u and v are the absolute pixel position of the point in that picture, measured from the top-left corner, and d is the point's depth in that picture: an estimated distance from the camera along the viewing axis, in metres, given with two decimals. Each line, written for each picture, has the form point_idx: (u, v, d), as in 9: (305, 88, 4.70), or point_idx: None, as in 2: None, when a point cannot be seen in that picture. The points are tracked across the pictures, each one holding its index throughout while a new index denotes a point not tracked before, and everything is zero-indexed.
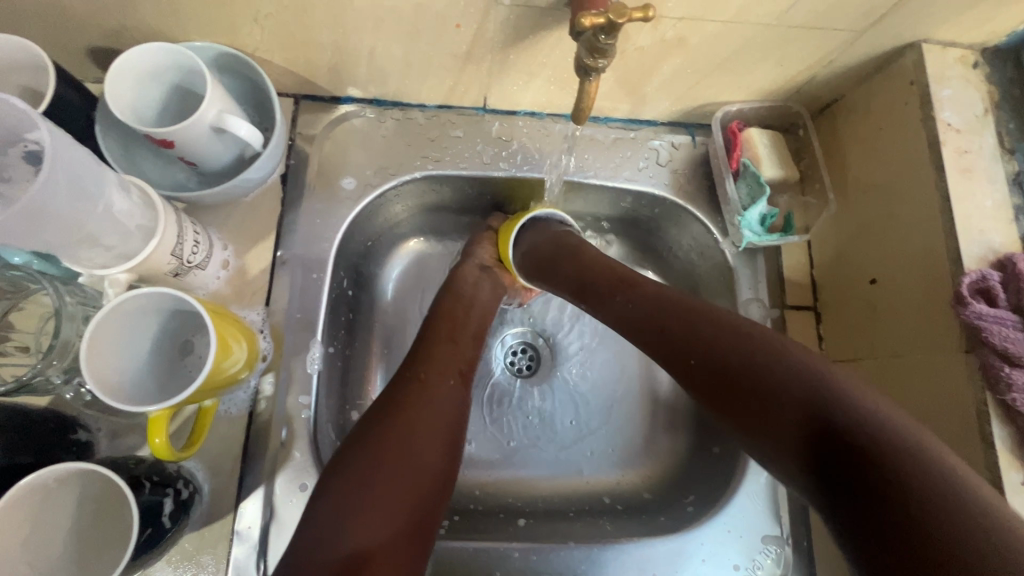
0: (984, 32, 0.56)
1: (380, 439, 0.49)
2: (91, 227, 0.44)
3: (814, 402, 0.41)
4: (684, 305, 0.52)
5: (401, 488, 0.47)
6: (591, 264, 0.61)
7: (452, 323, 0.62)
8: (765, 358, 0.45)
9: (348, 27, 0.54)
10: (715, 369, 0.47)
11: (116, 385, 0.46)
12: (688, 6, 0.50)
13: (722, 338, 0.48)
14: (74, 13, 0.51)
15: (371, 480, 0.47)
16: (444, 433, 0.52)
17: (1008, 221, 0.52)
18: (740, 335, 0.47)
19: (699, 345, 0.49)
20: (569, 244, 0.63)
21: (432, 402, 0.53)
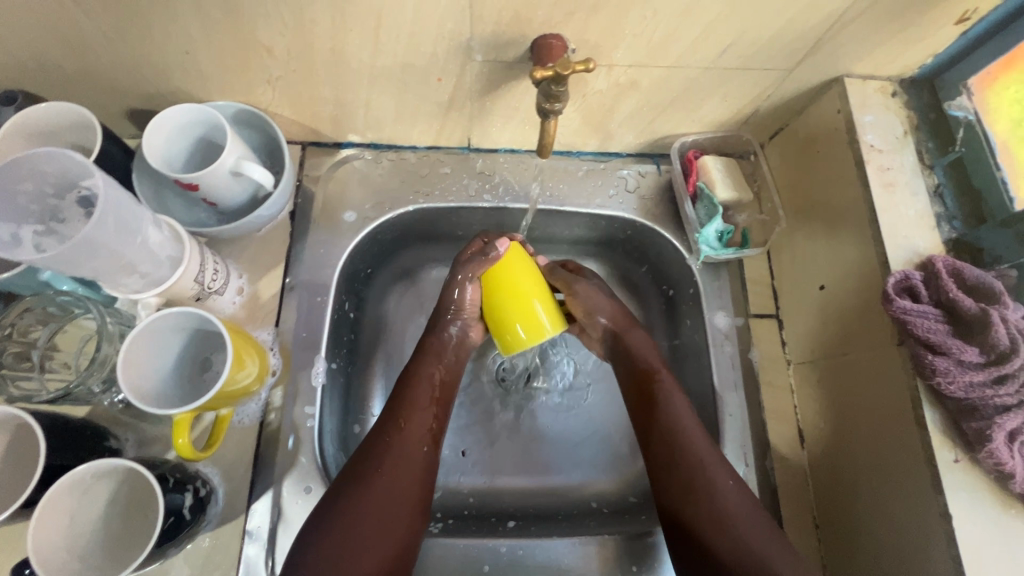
0: (898, 66, 0.64)
1: (362, 489, 0.56)
2: (130, 257, 0.52)
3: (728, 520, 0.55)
4: (706, 456, 0.59)
5: (379, 539, 0.55)
6: (645, 358, 0.67)
7: (432, 382, 0.66)
8: (771, 548, 0.53)
9: (348, 84, 0.63)
10: (718, 535, 0.54)
11: (146, 395, 0.53)
12: (634, 55, 0.59)
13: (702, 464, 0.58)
14: (118, 80, 0.61)
15: (353, 530, 0.54)
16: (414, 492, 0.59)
17: (930, 227, 0.60)
18: (736, 490, 0.57)
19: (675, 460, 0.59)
20: (621, 327, 0.69)
21: (406, 463, 0.59)
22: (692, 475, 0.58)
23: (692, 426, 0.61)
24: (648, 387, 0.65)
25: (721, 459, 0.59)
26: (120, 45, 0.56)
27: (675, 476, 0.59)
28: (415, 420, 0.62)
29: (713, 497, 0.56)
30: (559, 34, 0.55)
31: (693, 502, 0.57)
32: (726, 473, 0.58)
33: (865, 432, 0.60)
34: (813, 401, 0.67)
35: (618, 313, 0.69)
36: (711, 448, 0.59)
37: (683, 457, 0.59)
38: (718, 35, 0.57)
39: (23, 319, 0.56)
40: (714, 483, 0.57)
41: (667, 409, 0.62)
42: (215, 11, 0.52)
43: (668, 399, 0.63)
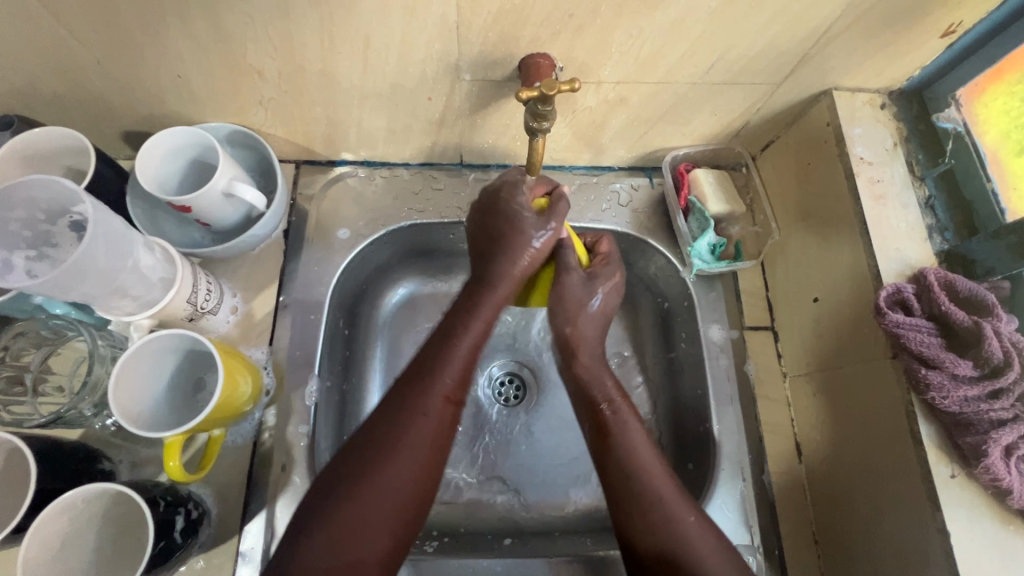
0: (886, 79, 0.64)
1: (376, 461, 0.51)
2: (122, 280, 0.52)
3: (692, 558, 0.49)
4: (662, 487, 0.53)
5: (390, 509, 0.50)
6: (597, 386, 0.60)
7: (468, 348, 0.57)
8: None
9: (339, 105, 0.64)
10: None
11: (137, 418, 0.53)
12: (621, 72, 0.59)
13: (659, 494, 0.53)
14: (113, 104, 0.62)
15: (365, 496, 0.49)
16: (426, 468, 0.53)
17: (922, 239, 0.60)
18: (697, 524, 0.52)
19: (630, 493, 0.53)
20: (575, 347, 0.62)
21: (426, 434, 0.53)
22: (648, 509, 0.52)
23: (650, 460, 0.55)
24: (600, 416, 0.59)
25: (682, 496, 0.53)
26: (114, 71, 0.56)
27: (633, 510, 0.53)
28: (445, 383, 0.55)
29: (673, 532, 0.51)
30: (546, 54, 0.56)
31: (655, 543, 0.51)
32: (688, 509, 0.52)
33: (862, 446, 0.59)
34: (810, 415, 0.66)
35: (586, 325, 0.62)
36: (672, 484, 0.54)
37: (640, 487, 0.53)
38: (704, 51, 0.57)
39: (16, 343, 0.56)
40: (674, 516, 0.52)
41: (622, 439, 0.57)
42: (206, 37, 0.53)
43: (621, 426, 0.57)
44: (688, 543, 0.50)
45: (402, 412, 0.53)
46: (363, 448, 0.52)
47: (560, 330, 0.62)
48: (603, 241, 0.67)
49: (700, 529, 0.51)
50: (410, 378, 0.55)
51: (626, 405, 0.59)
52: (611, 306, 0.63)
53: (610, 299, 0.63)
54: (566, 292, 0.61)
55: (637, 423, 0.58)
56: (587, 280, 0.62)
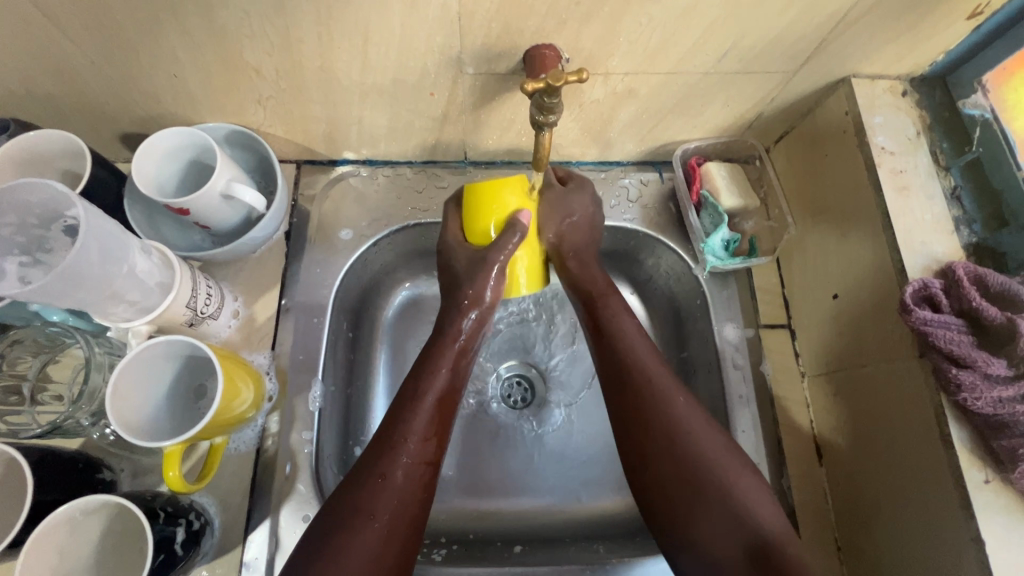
0: (908, 64, 0.61)
1: (347, 529, 0.50)
2: (117, 285, 0.51)
3: (669, 428, 0.55)
4: (645, 367, 0.58)
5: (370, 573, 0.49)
6: (590, 281, 0.64)
7: (430, 406, 0.58)
8: (724, 462, 0.53)
9: (339, 102, 0.62)
10: (659, 440, 0.54)
11: (136, 426, 0.52)
12: (631, 62, 0.57)
13: (644, 374, 0.57)
14: (109, 106, 0.60)
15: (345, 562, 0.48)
16: (396, 535, 0.52)
17: (948, 232, 0.57)
18: (679, 398, 0.56)
19: (623, 373, 0.58)
20: (568, 252, 0.64)
21: (392, 500, 0.53)
22: (634, 386, 0.57)
23: (642, 353, 0.59)
24: (594, 311, 0.63)
25: (673, 383, 0.57)
26: (108, 71, 0.55)
27: (620, 392, 0.58)
28: (410, 447, 0.56)
29: (657, 405, 0.56)
30: (552, 44, 0.54)
31: (637, 412, 0.56)
32: (678, 394, 0.56)
33: (887, 449, 0.57)
34: (830, 416, 0.64)
35: (572, 236, 0.64)
36: (664, 372, 0.58)
37: (629, 366, 0.58)
38: (717, 39, 0.54)
39: (12, 350, 0.56)
40: (656, 391, 0.56)
41: (613, 331, 0.61)
42: (201, 35, 0.51)
43: (612, 313, 0.62)
44: (665, 416, 0.55)
45: (368, 476, 0.53)
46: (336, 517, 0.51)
47: (555, 242, 0.63)
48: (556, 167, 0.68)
49: (680, 403, 0.56)
50: (376, 444, 0.56)
51: (618, 299, 0.63)
52: (594, 212, 0.66)
53: (589, 204, 0.65)
54: (551, 202, 0.63)
55: (631, 312, 0.63)
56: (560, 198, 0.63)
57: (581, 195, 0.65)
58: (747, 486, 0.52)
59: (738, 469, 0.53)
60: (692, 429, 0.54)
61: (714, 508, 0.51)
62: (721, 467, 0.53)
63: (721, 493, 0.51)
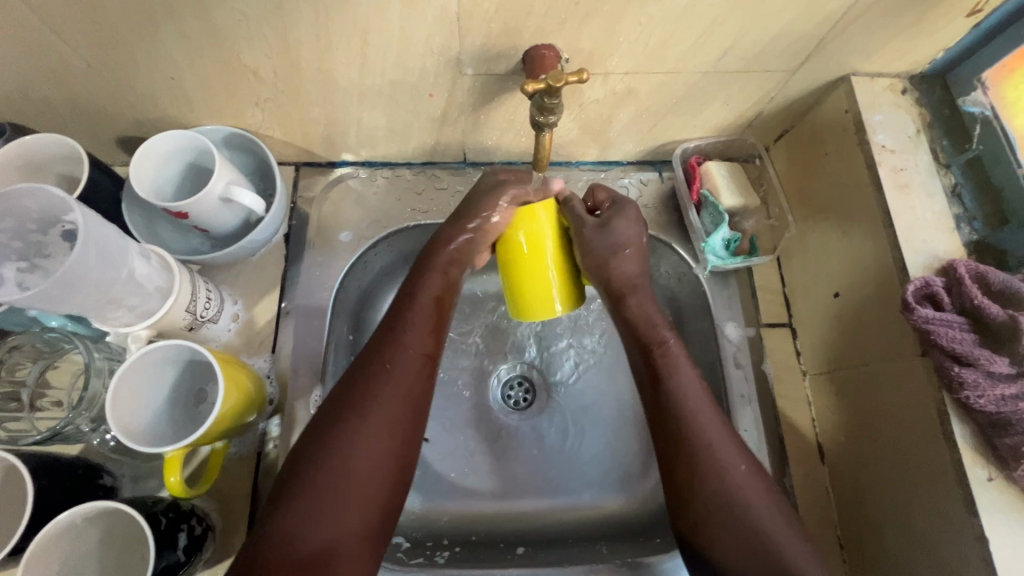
0: (907, 62, 0.61)
1: (353, 414, 0.51)
2: (115, 291, 0.51)
3: (724, 494, 0.52)
4: (707, 428, 0.54)
5: (366, 477, 0.49)
6: (648, 323, 0.59)
7: (429, 303, 0.58)
8: (781, 534, 0.50)
9: (338, 104, 0.62)
10: (713, 508, 0.52)
11: (137, 432, 0.52)
12: (631, 62, 0.56)
13: (700, 435, 0.54)
14: (107, 110, 0.60)
15: (343, 462, 0.49)
16: (401, 422, 0.52)
17: (949, 230, 0.57)
18: (738, 463, 0.53)
19: (679, 434, 0.54)
20: (624, 290, 0.60)
21: (398, 385, 0.53)
22: (692, 449, 0.53)
23: (701, 411, 0.55)
24: (651, 359, 0.58)
25: (732, 443, 0.54)
26: (104, 74, 0.55)
27: (677, 453, 0.54)
28: (412, 339, 0.55)
29: (716, 471, 0.52)
30: (551, 44, 0.53)
31: (692, 477, 0.53)
32: (738, 459, 0.53)
33: (889, 447, 0.57)
34: (832, 415, 0.64)
35: (622, 271, 0.59)
36: (723, 432, 0.54)
37: (686, 426, 0.54)
38: (717, 38, 0.54)
39: (10, 357, 0.55)
40: (714, 456, 0.53)
41: (675, 384, 0.56)
42: (199, 37, 0.51)
43: (675, 367, 0.57)
44: (721, 483, 0.52)
45: (373, 364, 0.54)
46: (338, 404, 0.52)
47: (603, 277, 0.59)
48: (599, 189, 0.65)
49: (737, 469, 0.53)
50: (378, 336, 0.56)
51: (678, 348, 0.58)
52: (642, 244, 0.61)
53: (638, 237, 0.61)
54: (590, 247, 0.58)
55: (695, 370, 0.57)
56: (604, 228, 0.59)
57: (630, 222, 0.60)
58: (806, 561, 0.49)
59: (795, 543, 0.50)
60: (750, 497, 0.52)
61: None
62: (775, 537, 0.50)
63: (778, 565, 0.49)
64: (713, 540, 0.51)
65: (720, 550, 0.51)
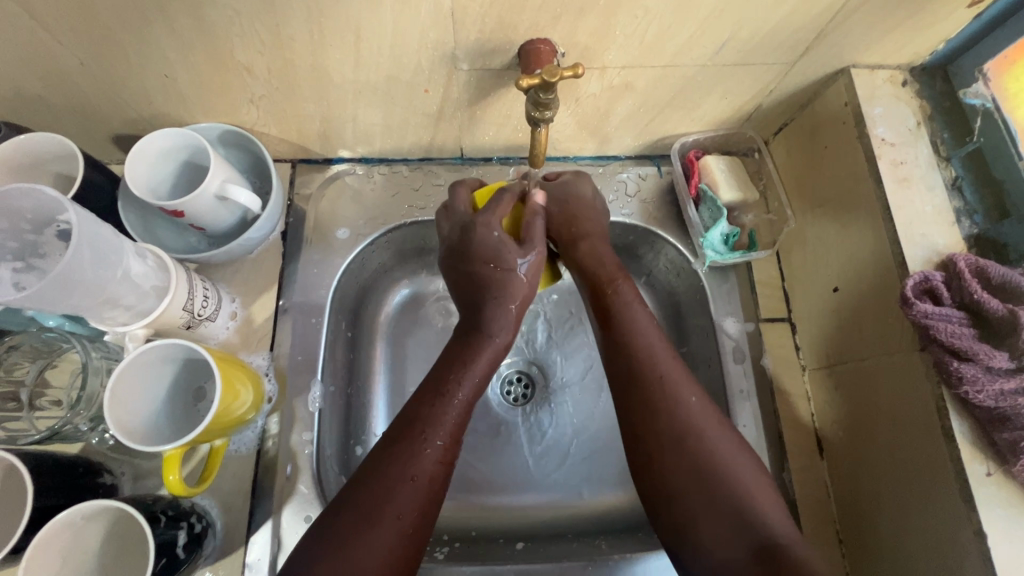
0: (908, 54, 0.61)
1: (362, 519, 0.47)
2: (111, 291, 0.51)
3: (675, 422, 0.53)
4: (656, 356, 0.56)
5: (401, 507, 0.49)
6: (602, 267, 0.61)
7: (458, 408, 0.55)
8: (731, 462, 0.51)
9: (333, 100, 0.61)
10: (664, 436, 0.52)
11: (135, 431, 0.52)
12: (627, 55, 0.56)
13: (650, 366, 0.55)
14: (101, 108, 0.60)
15: (387, 494, 0.49)
16: (411, 524, 0.49)
17: (949, 223, 0.57)
18: (687, 390, 0.54)
19: (631, 365, 0.56)
20: (579, 232, 0.63)
21: (412, 492, 0.50)
22: (644, 377, 0.55)
23: (651, 345, 0.57)
24: (605, 299, 0.60)
25: (685, 376, 0.55)
26: (97, 73, 0.54)
27: (630, 384, 0.55)
28: (435, 444, 0.52)
29: (666, 398, 0.54)
30: (547, 39, 0.53)
31: (643, 405, 0.54)
32: (689, 389, 0.54)
33: (887, 442, 0.57)
34: (831, 409, 0.64)
35: (583, 215, 0.64)
36: (674, 363, 0.56)
37: (638, 357, 0.56)
38: (714, 31, 0.54)
39: (9, 356, 0.55)
40: (661, 383, 0.54)
41: (627, 318, 0.58)
42: (191, 34, 0.50)
43: (628, 303, 0.59)
44: (671, 411, 0.53)
45: (392, 464, 0.50)
46: (357, 497, 0.49)
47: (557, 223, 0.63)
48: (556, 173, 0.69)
49: (688, 399, 0.54)
50: (402, 433, 0.52)
51: (629, 287, 0.61)
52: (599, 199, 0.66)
53: (595, 193, 0.65)
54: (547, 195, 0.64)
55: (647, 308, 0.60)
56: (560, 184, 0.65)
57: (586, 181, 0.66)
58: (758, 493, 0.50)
59: (745, 471, 0.51)
60: (700, 426, 0.52)
61: (724, 505, 0.49)
62: (725, 466, 0.51)
63: (730, 489, 0.50)
64: (666, 470, 0.52)
65: (671, 479, 0.51)
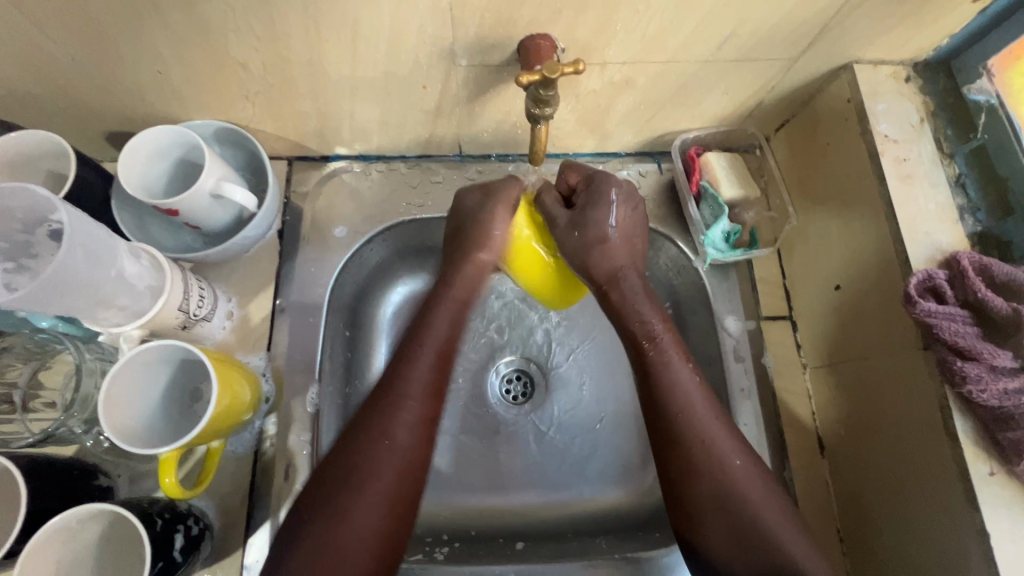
0: (911, 49, 0.60)
1: (346, 485, 0.49)
2: (104, 291, 0.50)
3: (718, 485, 0.52)
4: (700, 418, 0.54)
5: (382, 473, 0.51)
6: (642, 319, 0.58)
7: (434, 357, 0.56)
8: (776, 524, 0.51)
9: (329, 97, 0.60)
10: (706, 501, 0.52)
11: (131, 433, 0.51)
12: (628, 51, 0.55)
13: (691, 426, 0.54)
14: (93, 105, 0.58)
15: (365, 456, 0.51)
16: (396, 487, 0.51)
17: (952, 221, 0.56)
18: (732, 452, 0.53)
19: (668, 428, 0.54)
20: (603, 283, 0.59)
21: (391, 458, 0.51)
22: (683, 440, 0.53)
23: (694, 403, 0.54)
24: (642, 354, 0.57)
25: (730, 435, 0.54)
26: (89, 69, 0.53)
27: (671, 447, 0.54)
28: (411, 407, 0.53)
29: (709, 462, 0.52)
30: (546, 34, 0.52)
31: (684, 468, 0.53)
32: (733, 451, 0.53)
33: (890, 441, 0.56)
34: (833, 407, 0.63)
35: (605, 260, 0.59)
36: (719, 422, 0.54)
37: (677, 419, 0.54)
38: (717, 26, 0.53)
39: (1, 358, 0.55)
40: (704, 446, 0.53)
41: (665, 376, 0.55)
42: (184, 29, 0.49)
43: (670, 362, 0.56)
44: (714, 477, 0.52)
45: (367, 430, 0.52)
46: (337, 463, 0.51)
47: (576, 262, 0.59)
48: (570, 170, 0.62)
49: (733, 462, 0.53)
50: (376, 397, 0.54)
51: (670, 340, 0.57)
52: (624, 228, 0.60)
53: (619, 223, 0.60)
54: (564, 241, 0.59)
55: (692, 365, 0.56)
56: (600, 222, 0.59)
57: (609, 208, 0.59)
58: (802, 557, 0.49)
59: (791, 534, 0.50)
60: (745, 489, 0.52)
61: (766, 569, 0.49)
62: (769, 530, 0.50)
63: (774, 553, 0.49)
64: (708, 535, 0.51)
65: (713, 542, 0.51)
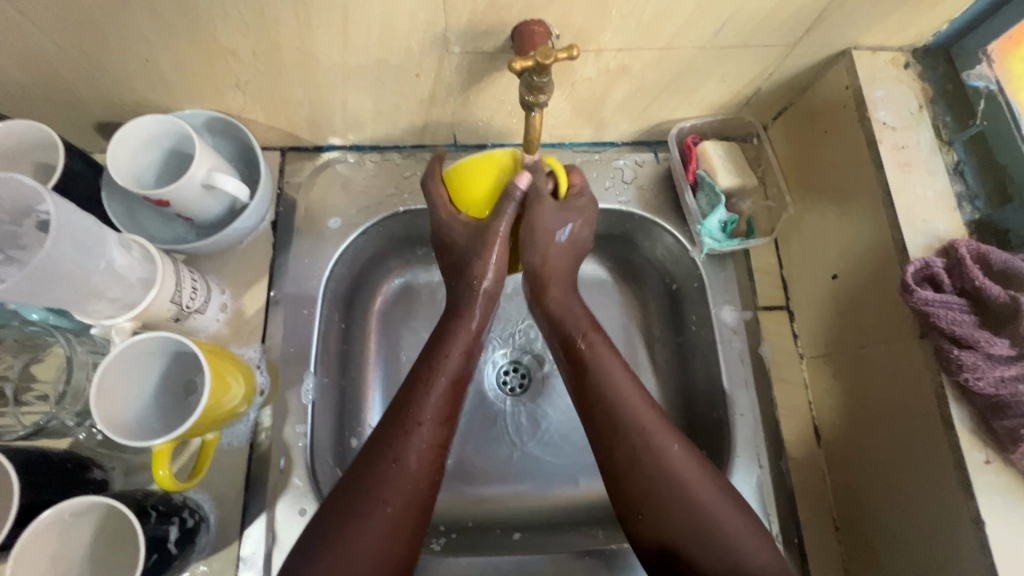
0: (910, 35, 0.59)
1: (358, 513, 0.50)
2: (94, 282, 0.49)
3: (657, 471, 0.52)
4: (635, 410, 0.55)
5: (394, 501, 0.52)
6: (571, 320, 0.59)
7: (444, 388, 0.56)
8: (715, 504, 0.51)
9: (322, 85, 0.60)
10: (646, 487, 0.52)
11: (122, 426, 0.51)
12: (624, 37, 0.54)
13: (626, 416, 0.54)
14: (80, 94, 0.58)
15: (382, 486, 0.52)
16: (409, 513, 0.52)
17: (950, 209, 0.56)
18: (666, 439, 0.54)
19: (611, 423, 0.55)
20: (549, 282, 0.59)
21: (403, 485, 0.52)
22: (620, 431, 0.54)
23: (629, 392, 0.56)
24: (577, 352, 0.58)
25: (663, 423, 0.55)
26: (75, 57, 0.52)
27: (613, 439, 0.54)
28: (421, 435, 0.54)
29: (646, 450, 0.53)
30: (541, 20, 0.51)
31: (623, 457, 0.53)
32: (670, 437, 0.54)
33: (888, 431, 0.56)
34: (830, 396, 0.63)
35: (558, 262, 0.58)
36: (653, 413, 0.55)
37: (614, 409, 0.55)
38: (714, 12, 0.52)
39: None
40: (639, 435, 0.54)
41: (601, 372, 0.56)
42: (172, 16, 0.49)
43: (605, 356, 0.57)
44: (651, 463, 0.53)
45: (382, 458, 0.53)
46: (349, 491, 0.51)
47: (531, 263, 0.58)
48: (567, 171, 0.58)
49: (667, 448, 0.53)
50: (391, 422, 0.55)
51: (599, 338, 0.58)
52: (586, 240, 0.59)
53: (585, 232, 0.59)
54: (534, 233, 0.56)
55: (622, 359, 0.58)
56: (559, 210, 0.56)
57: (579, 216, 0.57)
58: (742, 530, 0.50)
59: (730, 514, 0.51)
60: (681, 474, 0.52)
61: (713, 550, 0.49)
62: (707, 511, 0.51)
63: (717, 532, 0.50)
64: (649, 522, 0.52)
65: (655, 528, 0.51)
